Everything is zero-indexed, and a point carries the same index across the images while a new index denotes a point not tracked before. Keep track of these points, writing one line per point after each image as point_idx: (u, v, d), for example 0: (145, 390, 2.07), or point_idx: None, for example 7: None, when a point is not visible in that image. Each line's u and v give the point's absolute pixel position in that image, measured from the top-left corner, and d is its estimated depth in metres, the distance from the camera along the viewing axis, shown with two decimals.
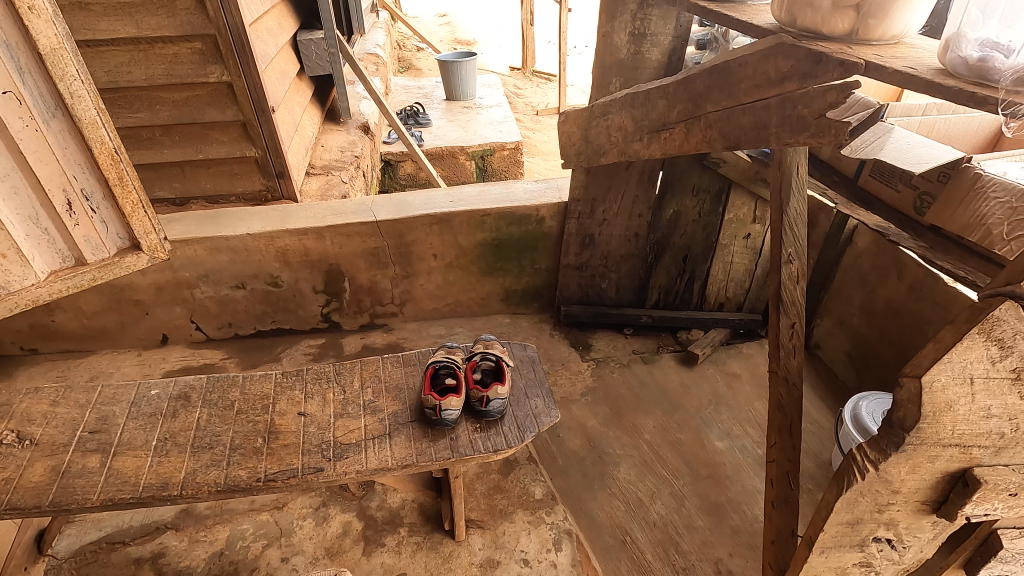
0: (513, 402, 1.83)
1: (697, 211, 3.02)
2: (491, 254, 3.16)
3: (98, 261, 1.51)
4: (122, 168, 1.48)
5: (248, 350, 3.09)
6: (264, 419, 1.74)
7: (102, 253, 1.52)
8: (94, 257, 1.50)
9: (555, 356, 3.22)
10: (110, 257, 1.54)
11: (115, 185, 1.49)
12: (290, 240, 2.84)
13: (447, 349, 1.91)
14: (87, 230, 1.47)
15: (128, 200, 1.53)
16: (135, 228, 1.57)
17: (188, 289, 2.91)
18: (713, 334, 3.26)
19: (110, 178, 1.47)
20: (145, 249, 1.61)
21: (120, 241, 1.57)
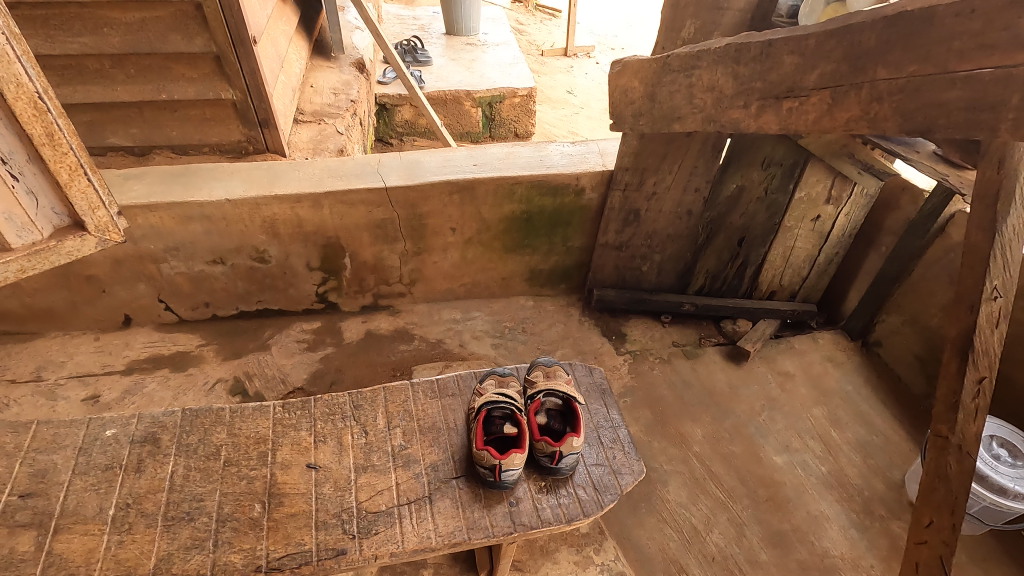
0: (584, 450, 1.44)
1: (763, 187, 2.57)
2: (518, 230, 2.69)
3: (26, 246, 1.07)
4: (52, 120, 1.01)
5: (229, 336, 2.60)
6: (261, 475, 1.31)
7: (30, 234, 1.07)
8: (19, 241, 1.06)
9: (587, 348, 2.81)
10: (44, 241, 1.10)
11: (43, 144, 1.02)
12: (279, 209, 2.34)
13: (498, 380, 1.48)
14: (5, 206, 1.01)
15: (62, 164, 1.06)
16: (74, 201, 1.11)
17: (153, 264, 2.38)
18: (763, 326, 2.89)
19: (34, 135, 1.00)
20: (93, 230, 1.15)
21: (55, 217, 1.11)
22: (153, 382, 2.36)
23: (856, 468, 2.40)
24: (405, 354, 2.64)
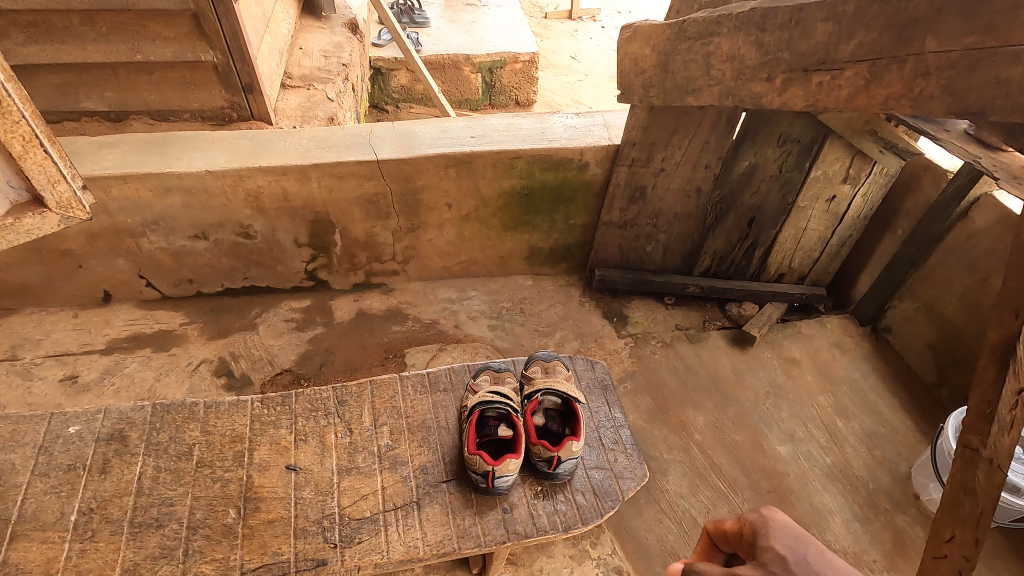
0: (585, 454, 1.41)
1: (778, 165, 2.42)
2: (518, 207, 2.56)
3: None
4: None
5: (214, 314, 2.49)
6: (238, 478, 1.31)
7: None
8: None
9: (587, 331, 2.71)
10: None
11: None
12: (263, 181, 2.20)
13: (492, 376, 1.39)
14: None
15: (13, 134, 0.92)
16: (30, 175, 0.98)
17: (131, 239, 2.26)
18: (770, 310, 2.79)
19: None
20: (53, 206, 1.03)
21: (10, 192, 0.98)
22: (135, 362, 2.27)
23: (862, 460, 2.33)
24: (397, 336, 2.54)
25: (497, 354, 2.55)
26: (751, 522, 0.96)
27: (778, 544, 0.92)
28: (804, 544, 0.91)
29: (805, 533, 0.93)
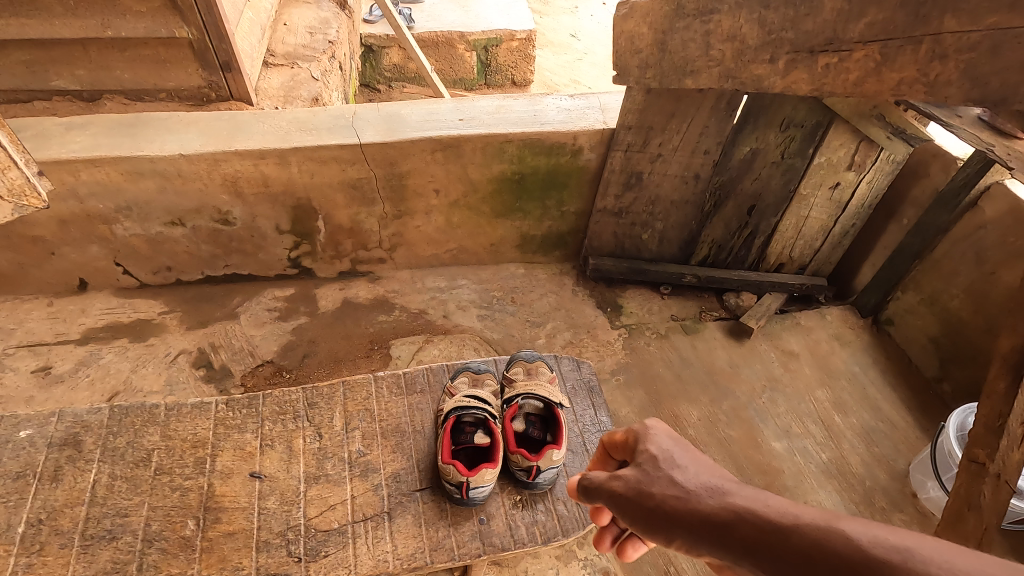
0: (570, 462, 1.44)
1: (779, 151, 2.32)
2: (508, 193, 2.46)
3: None
4: None
5: (195, 302, 2.41)
6: (197, 487, 1.33)
7: None
8: None
9: (580, 321, 2.63)
10: None
11: None
12: (241, 166, 2.10)
13: (470, 383, 1.37)
14: None
15: None
16: None
17: (105, 225, 2.16)
18: (769, 301, 2.71)
19: None
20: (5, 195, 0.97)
21: None
22: (111, 353, 2.19)
23: (859, 456, 2.27)
24: (384, 326, 2.47)
25: (486, 346, 2.48)
26: (636, 433, 1.07)
27: (652, 446, 1.02)
28: (675, 445, 1.01)
29: (678, 436, 1.04)
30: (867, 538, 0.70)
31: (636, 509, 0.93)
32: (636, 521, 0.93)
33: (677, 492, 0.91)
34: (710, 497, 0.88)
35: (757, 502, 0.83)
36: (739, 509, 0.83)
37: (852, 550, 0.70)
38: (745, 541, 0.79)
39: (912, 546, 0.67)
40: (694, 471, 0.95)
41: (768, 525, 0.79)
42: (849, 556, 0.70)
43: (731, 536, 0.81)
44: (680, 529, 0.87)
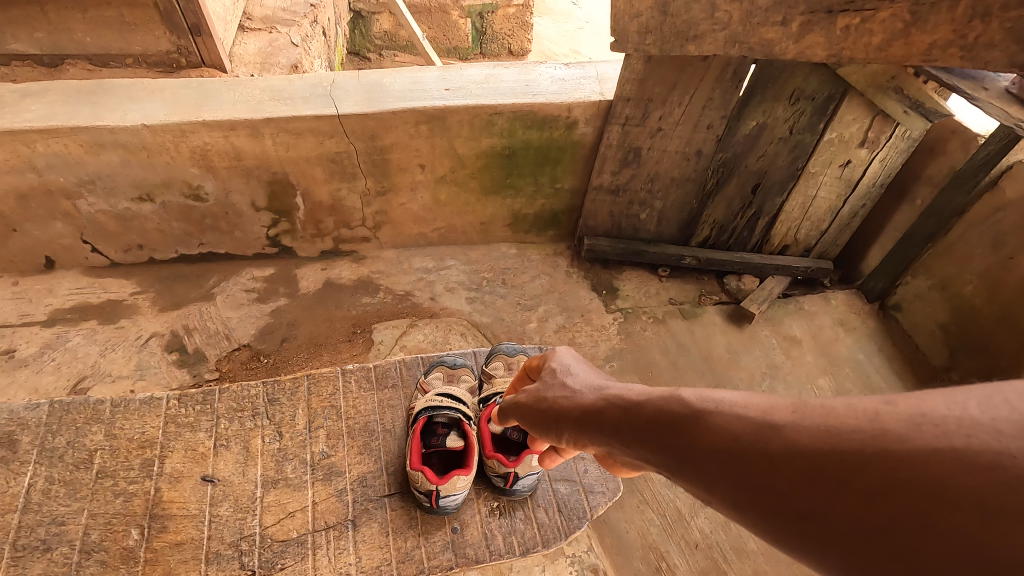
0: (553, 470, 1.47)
1: (787, 126, 2.17)
2: (499, 168, 2.32)
3: None
4: None
5: (168, 282, 2.29)
6: (143, 492, 1.26)
7: None
8: None
9: (573, 305, 2.52)
10: None
11: None
12: (210, 137, 1.96)
13: (445, 387, 1.41)
14: None
15: None
16: None
17: (68, 200, 2.03)
18: (772, 285, 2.59)
19: None
20: None
21: None
22: (79, 335, 2.09)
23: None
24: (368, 309, 2.37)
25: (474, 330, 2.38)
26: (544, 356, 1.17)
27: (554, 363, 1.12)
28: (577, 361, 1.11)
29: (581, 355, 1.13)
30: (691, 395, 0.76)
31: (538, 414, 1.04)
32: (541, 429, 1.04)
33: (568, 394, 1.00)
34: (594, 393, 0.96)
35: (622, 390, 0.91)
36: (612, 397, 0.91)
37: (677, 408, 0.76)
38: (611, 421, 0.86)
39: (727, 397, 0.72)
40: (586, 377, 1.04)
41: (627, 404, 0.85)
42: (674, 414, 0.76)
43: (602, 420, 0.88)
44: (567, 424, 0.96)
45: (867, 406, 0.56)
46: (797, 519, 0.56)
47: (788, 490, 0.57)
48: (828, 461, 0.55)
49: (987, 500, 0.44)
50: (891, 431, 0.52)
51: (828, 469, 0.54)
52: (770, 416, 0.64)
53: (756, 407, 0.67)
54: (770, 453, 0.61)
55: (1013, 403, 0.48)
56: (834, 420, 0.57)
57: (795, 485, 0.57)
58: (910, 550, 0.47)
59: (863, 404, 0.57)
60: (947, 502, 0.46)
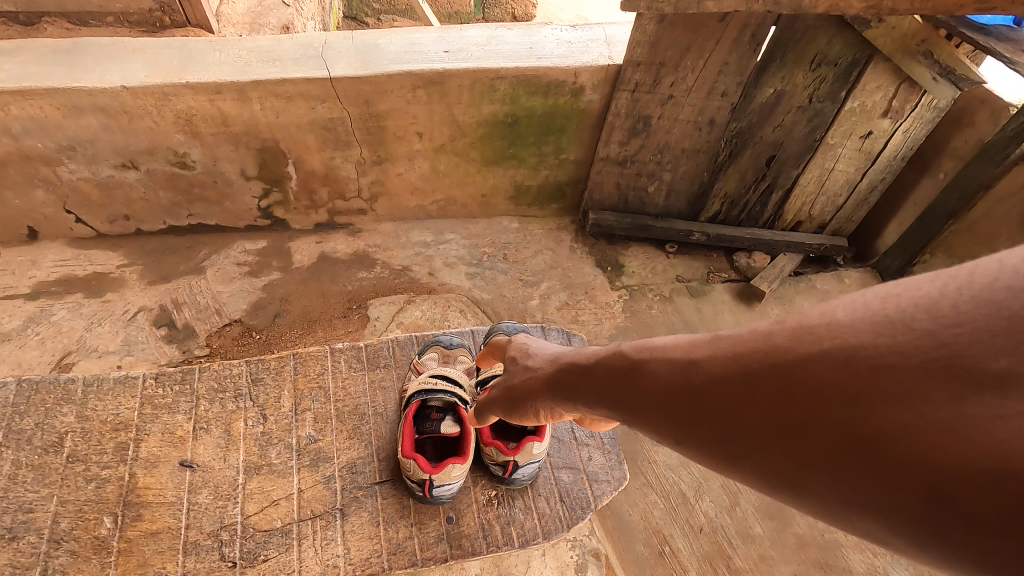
0: (555, 458, 1.40)
1: (806, 94, 2.05)
2: (500, 137, 2.20)
3: None
4: None
5: (157, 255, 2.20)
6: (118, 479, 1.19)
7: None
8: None
9: (577, 281, 2.44)
10: None
11: None
12: (195, 101, 1.85)
13: (443, 370, 1.34)
14: None
15: None
16: None
17: (47, 167, 1.93)
18: (783, 262, 2.50)
19: None
20: None
21: None
22: (64, 309, 2.01)
23: None
24: (364, 284, 2.29)
25: (474, 307, 2.30)
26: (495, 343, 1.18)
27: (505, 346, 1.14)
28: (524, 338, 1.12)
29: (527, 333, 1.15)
30: (622, 345, 0.78)
31: (497, 393, 1.05)
32: (502, 412, 1.04)
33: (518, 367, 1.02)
34: (543, 362, 0.97)
35: (567, 355, 0.92)
36: (558, 360, 0.92)
37: (610, 359, 0.78)
38: (561, 382, 0.88)
39: (650, 341, 0.74)
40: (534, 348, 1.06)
41: (572, 365, 0.87)
42: (608, 363, 0.78)
43: (553, 382, 0.90)
44: (523, 394, 0.97)
45: (759, 327, 0.58)
46: (712, 441, 0.59)
47: (702, 416, 0.60)
48: (732, 385, 0.57)
49: (854, 391, 0.47)
50: (777, 347, 0.54)
51: (735, 394, 0.57)
52: (682, 353, 0.66)
53: (673, 345, 0.69)
54: (687, 388, 0.63)
55: (868, 300, 0.51)
56: (731, 347, 0.60)
57: (707, 411, 0.59)
58: (800, 449, 0.51)
59: (757, 325, 0.60)
60: (827, 400, 0.49)
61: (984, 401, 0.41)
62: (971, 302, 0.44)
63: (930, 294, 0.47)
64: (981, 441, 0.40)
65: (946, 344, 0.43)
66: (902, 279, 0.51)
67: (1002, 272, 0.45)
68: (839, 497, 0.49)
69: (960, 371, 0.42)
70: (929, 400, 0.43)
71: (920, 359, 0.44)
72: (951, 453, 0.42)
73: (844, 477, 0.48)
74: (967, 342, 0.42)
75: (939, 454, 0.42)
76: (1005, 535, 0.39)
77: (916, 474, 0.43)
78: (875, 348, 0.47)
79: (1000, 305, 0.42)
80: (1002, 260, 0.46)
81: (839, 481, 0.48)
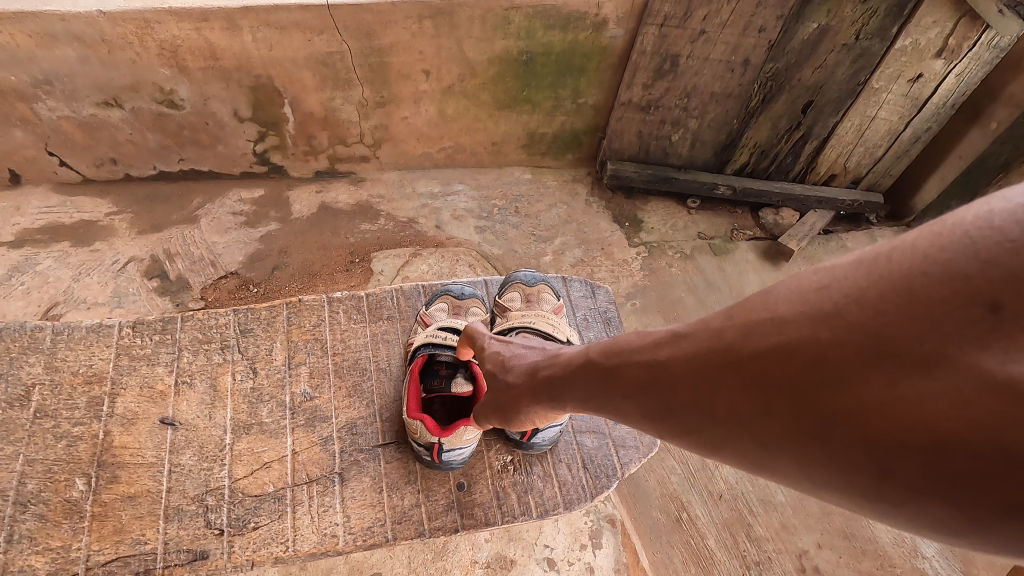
0: (578, 422, 1.30)
1: (852, 31, 1.85)
2: (515, 76, 2.03)
3: None
4: None
5: (147, 202, 2.06)
6: (92, 438, 1.10)
7: None
8: None
9: (593, 237, 2.29)
10: None
11: None
12: (179, 30, 1.68)
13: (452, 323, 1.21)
14: None
15: None
16: None
17: (23, 103, 1.77)
18: (813, 219, 2.34)
19: None
20: None
21: None
22: (49, 258, 1.90)
23: None
24: (367, 236, 2.17)
25: (483, 262, 2.18)
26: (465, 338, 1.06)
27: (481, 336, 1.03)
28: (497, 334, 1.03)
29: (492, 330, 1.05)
30: (598, 351, 0.76)
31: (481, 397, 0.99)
32: (501, 422, 0.96)
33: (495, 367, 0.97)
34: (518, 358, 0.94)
35: (544, 369, 0.86)
36: (534, 359, 0.92)
37: (585, 357, 0.78)
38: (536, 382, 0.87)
39: (617, 337, 0.75)
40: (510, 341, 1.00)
41: (546, 363, 0.87)
42: (584, 363, 0.78)
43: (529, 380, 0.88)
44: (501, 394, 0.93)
45: (713, 322, 0.60)
46: (686, 434, 0.61)
47: (673, 413, 0.62)
48: (696, 382, 0.59)
49: (804, 382, 0.49)
50: (731, 344, 0.56)
51: (701, 392, 0.58)
52: (646, 352, 0.67)
53: (638, 344, 0.70)
54: (655, 388, 0.64)
55: (805, 289, 0.52)
56: (687, 345, 0.61)
57: (678, 409, 0.61)
58: (762, 440, 0.53)
59: (711, 317, 0.61)
60: (780, 391, 0.51)
61: (913, 381, 0.43)
62: (892, 291, 0.46)
63: (859, 283, 0.49)
64: (917, 421, 0.43)
65: (879, 334, 0.45)
66: (835, 263, 0.53)
67: (919, 255, 0.46)
68: (803, 478, 0.51)
69: (893, 357, 0.44)
70: (867, 384, 0.45)
71: (856, 348, 0.46)
72: (892, 432, 0.44)
73: (803, 464, 0.50)
74: (896, 328, 0.45)
75: (881, 434, 0.44)
76: (948, 503, 0.42)
77: (866, 455, 0.45)
78: (817, 340, 0.49)
79: (917, 290, 0.45)
80: (916, 241, 0.48)
81: (801, 467, 0.51)
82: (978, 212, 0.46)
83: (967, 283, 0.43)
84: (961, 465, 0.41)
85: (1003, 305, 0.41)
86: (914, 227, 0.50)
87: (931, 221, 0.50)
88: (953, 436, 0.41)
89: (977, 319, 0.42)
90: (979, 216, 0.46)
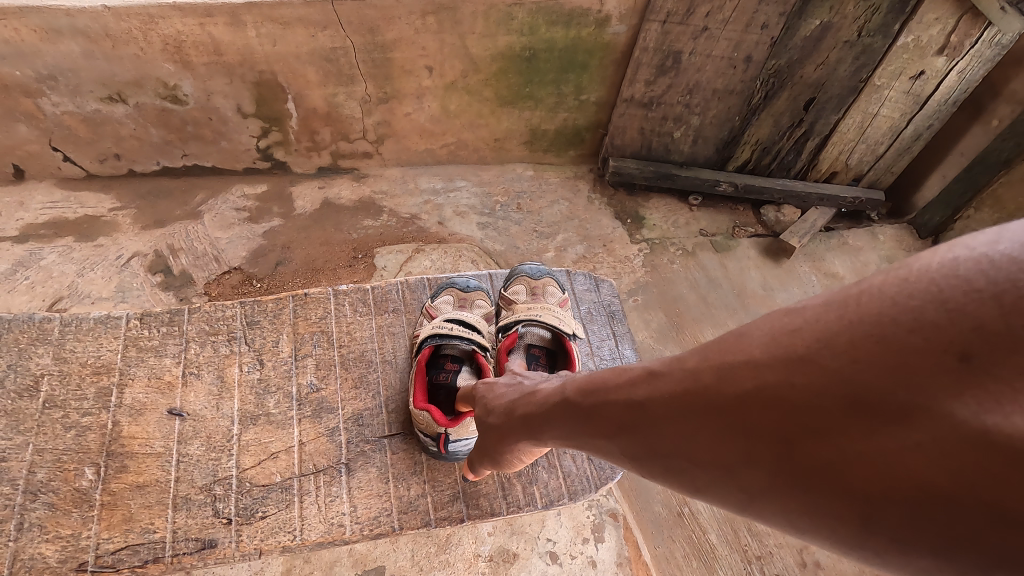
0: None
1: (854, 28, 1.86)
2: (517, 72, 2.03)
3: None
4: None
5: (151, 198, 2.07)
6: (100, 429, 1.10)
7: None
8: None
9: (595, 233, 2.30)
10: None
11: None
12: (183, 24, 1.68)
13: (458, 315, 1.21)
14: None
15: None
16: None
17: (27, 98, 1.77)
18: (815, 216, 2.34)
19: None
20: None
21: None
22: (54, 253, 1.90)
23: None
24: (370, 232, 2.17)
25: (486, 258, 2.18)
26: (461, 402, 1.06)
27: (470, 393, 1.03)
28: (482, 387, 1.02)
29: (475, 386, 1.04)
30: (581, 386, 0.76)
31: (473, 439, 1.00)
32: (494, 462, 0.96)
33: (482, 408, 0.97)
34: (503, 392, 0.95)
35: (524, 407, 0.86)
36: (518, 389, 0.92)
37: (568, 391, 0.78)
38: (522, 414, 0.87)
39: (599, 373, 0.75)
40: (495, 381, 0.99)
41: (530, 395, 0.87)
42: (568, 398, 0.78)
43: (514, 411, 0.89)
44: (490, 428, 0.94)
45: (690, 363, 0.60)
46: (671, 476, 0.61)
47: (658, 455, 0.62)
48: (678, 425, 0.59)
49: (783, 430, 0.50)
50: (710, 388, 0.56)
51: (682, 436, 0.59)
52: (627, 391, 0.67)
53: (619, 381, 0.70)
54: (638, 429, 0.64)
55: (778, 334, 0.53)
56: (667, 387, 0.62)
57: (662, 451, 0.61)
58: (744, 486, 0.54)
59: (690, 357, 0.61)
60: (761, 438, 0.51)
61: (889, 431, 0.44)
62: (864, 339, 0.46)
63: (832, 328, 0.49)
64: (898, 470, 0.43)
65: (854, 383, 0.46)
66: (807, 304, 0.53)
67: (887, 302, 0.46)
68: (788, 523, 0.52)
69: (869, 407, 0.45)
70: (845, 434, 0.46)
71: (832, 397, 0.47)
72: (871, 482, 0.44)
73: (787, 509, 0.51)
74: (871, 378, 0.45)
75: (861, 484, 0.45)
76: (932, 551, 0.42)
77: (849, 505, 0.46)
78: (794, 387, 0.49)
79: (888, 340, 0.45)
80: (884, 285, 0.48)
81: (785, 513, 0.51)
82: (942, 259, 0.46)
83: (937, 333, 0.43)
84: (943, 517, 0.41)
85: (972, 354, 0.41)
86: (881, 269, 0.50)
87: (900, 262, 0.50)
88: (932, 488, 0.41)
89: (947, 368, 0.42)
90: (946, 260, 0.45)
